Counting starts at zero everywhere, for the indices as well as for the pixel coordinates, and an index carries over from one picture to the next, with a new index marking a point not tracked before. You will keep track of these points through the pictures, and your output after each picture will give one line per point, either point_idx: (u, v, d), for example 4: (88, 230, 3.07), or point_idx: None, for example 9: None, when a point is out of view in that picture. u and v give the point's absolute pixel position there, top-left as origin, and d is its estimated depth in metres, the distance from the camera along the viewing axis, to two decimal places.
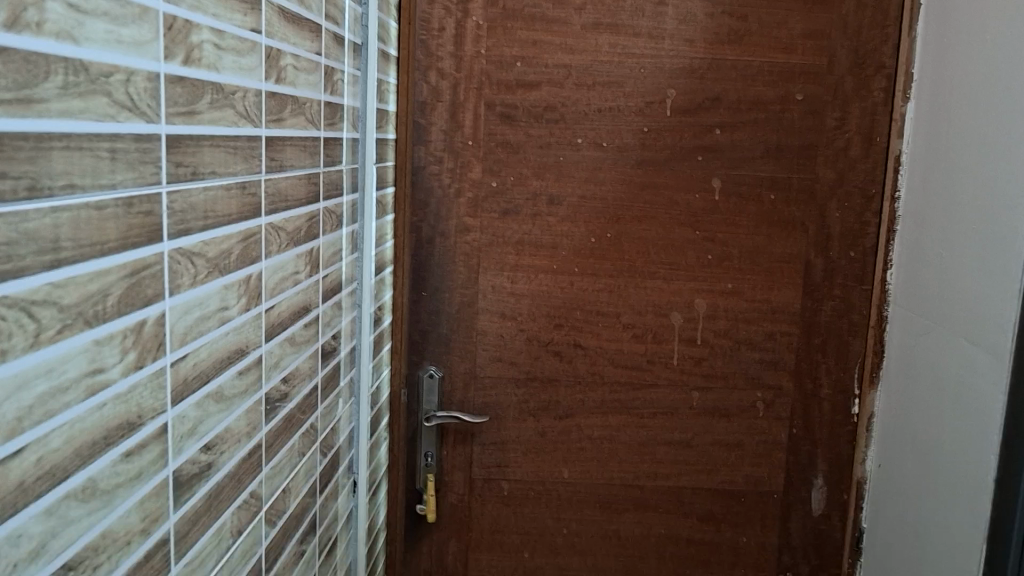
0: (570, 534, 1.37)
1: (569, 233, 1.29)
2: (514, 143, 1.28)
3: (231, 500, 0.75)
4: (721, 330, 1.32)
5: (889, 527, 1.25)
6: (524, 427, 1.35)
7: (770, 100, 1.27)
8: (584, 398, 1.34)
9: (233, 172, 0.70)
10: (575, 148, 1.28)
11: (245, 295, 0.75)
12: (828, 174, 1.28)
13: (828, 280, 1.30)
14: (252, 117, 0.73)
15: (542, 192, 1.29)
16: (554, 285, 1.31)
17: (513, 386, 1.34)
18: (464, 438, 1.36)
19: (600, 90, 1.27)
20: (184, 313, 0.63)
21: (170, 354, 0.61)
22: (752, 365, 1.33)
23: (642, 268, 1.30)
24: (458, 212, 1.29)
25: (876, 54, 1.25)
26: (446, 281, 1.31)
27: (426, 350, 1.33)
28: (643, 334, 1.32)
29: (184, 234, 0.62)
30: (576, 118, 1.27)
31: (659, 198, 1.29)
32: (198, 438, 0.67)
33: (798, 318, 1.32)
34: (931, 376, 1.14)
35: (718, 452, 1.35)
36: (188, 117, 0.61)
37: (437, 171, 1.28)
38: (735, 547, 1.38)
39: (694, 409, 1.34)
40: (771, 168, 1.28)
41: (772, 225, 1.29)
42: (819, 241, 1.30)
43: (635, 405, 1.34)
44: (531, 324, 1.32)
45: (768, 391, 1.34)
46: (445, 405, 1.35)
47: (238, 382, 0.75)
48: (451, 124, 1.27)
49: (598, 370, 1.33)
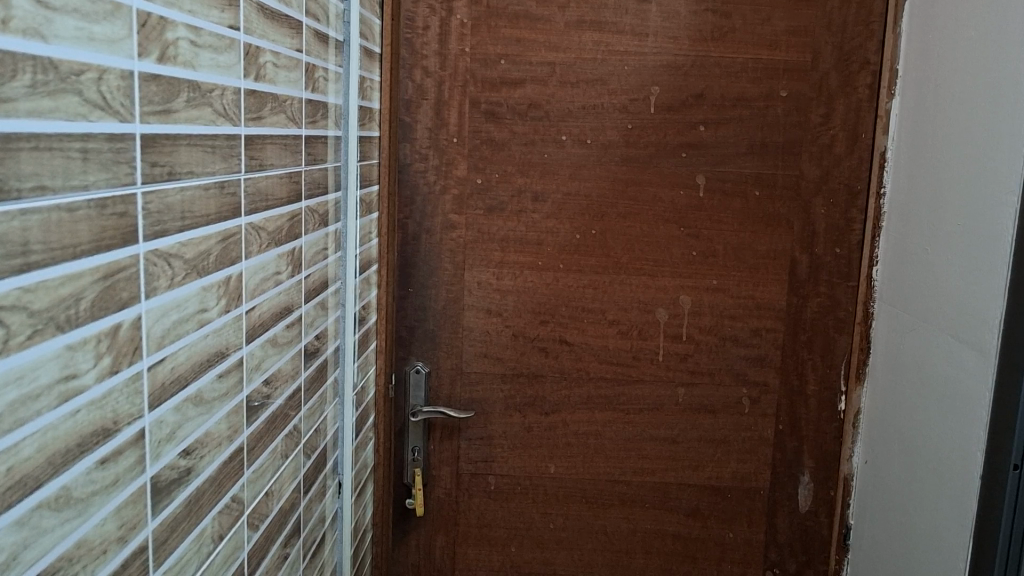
0: (557, 529, 1.37)
1: (554, 230, 1.29)
2: (499, 141, 1.27)
3: (212, 505, 0.74)
4: (707, 327, 1.32)
5: (876, 522, 1.25)
6: (510, 422, 1.34)
7: (753, 97, 1.27)
8: (570, 393, 1.33)
9: (212, 171, 0.69)
10: (560, 146, 1.27)
11: (225, 296, 0.74)
12: (813, 170, 1.28)
13: (814, 276, 1.30)
14: (230, 116, 0.72)
15: (527, 188, 1.28)
16: (540, 282, 1.30)
17: (499, 381, 1.33)
18: (451, 433, 1.35)
19: (584, 88, 1.26)
20: (161, 316, 0.62)
21: (147, 358, 0.60)
22: (738, 361, 1.33)
23: (627, 264, 1.30)
24: (444, 209, 1.28)
25: (861, 51, 1.25)
26: (431, 279, 1.30)
27: (412, 347, 1.32)
28: (628, 331, 1.32)
29: (161, 236, 0.61)
30: (560, 116, 1.26)
31: (644, 195, 1.28)
32: (176, 443, 0.66)
33: (784, 314, 1.32)
34: (919, 373, 1.14)
35: (704, 448, 1.35)
36: (164, 116, 0.60)
37: (422, 168, 1.27)
38: (723, 542, 1.38)
39: (680, 405, 1.34)
40: (755, 165, 1.28)
41: (757, 222, 1.29)
42: (804, 238, 1.30)
43: (621, 402, 1.34)
44: (516, 321, 1.31)
45: (754, 387, 1.34)
46: (432, 402, 1.34)
47: (218, 385, 0.73)
48: (436, 122, 1.26)
49: (584, 366, 1.33)
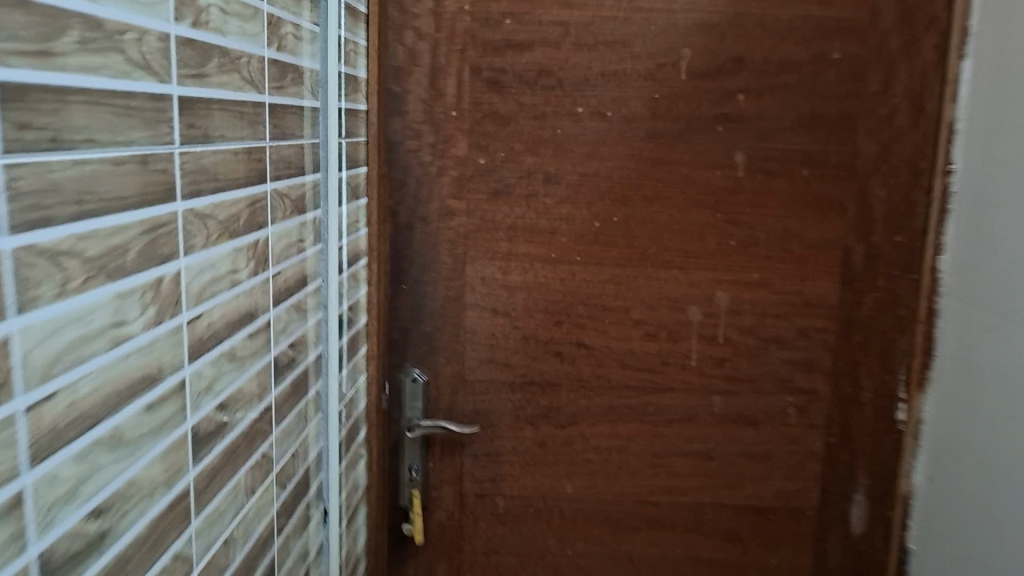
0: (575, 556, 1.21)
1: (570, 216, 1.12)
2: (504, 114, 1.10)
3: (144, 570, 0.58)
4: (746, 327, 1.16)
5: (955, 554, 1.08)
6: (520, 436, 1.17)
7: (801, 61, 1.09)
8: (588, 404, 1.17)
9: (128, 141, 0.52)
10: (575, 119, 1.10)
11: (155, 303, 0.57)
12: (869, 146, 1.11)
13: (870, 269, 1.14)
14: (156, 70, 0.55)
15: (537, 169, 1.11)
16: (553, 277, 1.13)
17: (509, 391, 1.16)
18: (453, 449, 1.18)
19: (603, 52, 1.08)
20: (47, 335, 0.45)
21: (24, 395, 0.43)
22: (783, 365, 1.17)
23: (654, 256, 1.13)
24: (441, 193, 1.11)
25: (928, 6, 1.08)
26: (428, 274, 1.13)
27: (407, 351, 1.16)
28: (656, 333, 1.15)
29: (41, 225, 0.44)
30: (576, 84, 1.09)
31: (673, 175, 1.11)
32: (82, 502, 0.49)
33: (835, 313, 1.16)
34: (1012, 383, 0.97)
35: (743, 464, 1.19)
36: (41, 60, 0.43)
37: (415, 146, 1.10)
38: (764, 570, 1.22)
39: (716, 416, 1.17)
40: (803, 140, 1.11)
41: (805, 206, 1.13)
42: (859, 225, 1.13)
43: (648, 412, 1.17)
44: (527, 321, 1.14)
45: (801, 396, 1.17)
46: (431, 414, 1.17)
47: (148, 418, 0.57)
48: (431, 93, 1.09)
49: (605, 373, 1.16)
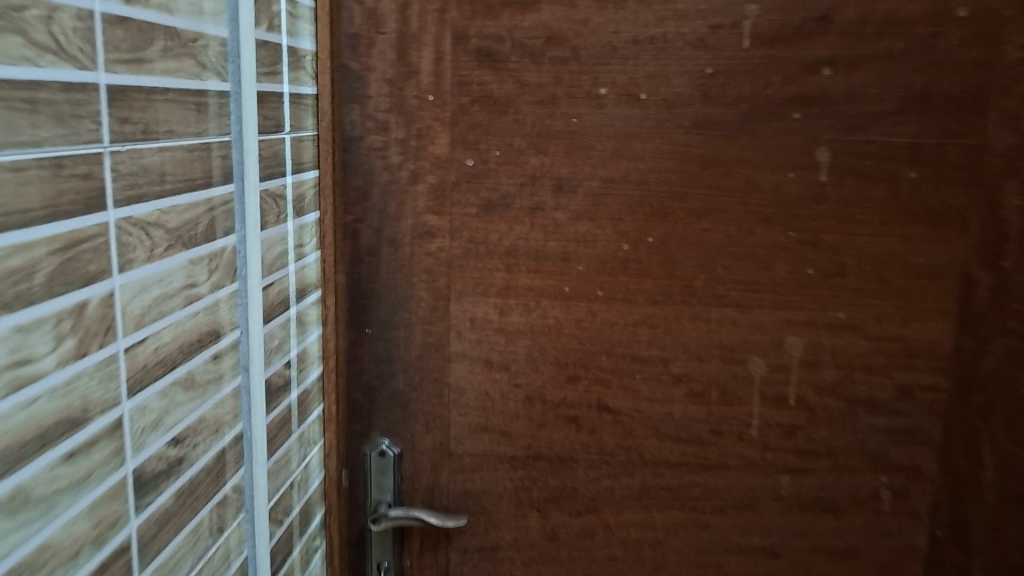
0: None
1: (590, 237, 0.83)
2: (499, 97, 0.80)
3: None
4: (828, 384, 0.85)
5: None
6: (524, 526, 0.89)
7: (914, 18, 0.78)
8: (612, 485, 0.88)
9: None
10: (596, 103, 0.80)
11: None
12: (1005, 138, 0.80)
13: (998, 307, 0.83)
14: None
15: (544, 173, 0.82)
16: (567, 318, 0.84)
17: (506, 467, 0.88)
18: (435, 542, 0.91)
19: (635, 9, 0.78)
20: None
21: None
22: (876, 436, 0.86)
23: (703, 291, 0.83)
24: (415, 207, 0.83)
25: None
26: (398, 314, 0.85)
27: (373, 415, 0.88)
28: (705, 392, 0.86)
29: None
30: (597, 56, 0.79)
31: (732, 180, 0.81)
32: None
33: (947, 363, 0.84)
34: None
35: (818, 565, 0.90)
36: None
37: (380, 143, 0.82)
38: None
39: (783, 502, 0.88)
40: (912, 129, 0.80)
41: (911, 222, 0.82)
42: (984, 247, 0.82)
43: (693, 498, 0.88)
44: (530, 378, 0.86)
45: (899, 475, 0.87)
46: (405, 498, 0.90)
47: None
48: (399, 70, 0.80)
49: (636, 445, 0.87)
